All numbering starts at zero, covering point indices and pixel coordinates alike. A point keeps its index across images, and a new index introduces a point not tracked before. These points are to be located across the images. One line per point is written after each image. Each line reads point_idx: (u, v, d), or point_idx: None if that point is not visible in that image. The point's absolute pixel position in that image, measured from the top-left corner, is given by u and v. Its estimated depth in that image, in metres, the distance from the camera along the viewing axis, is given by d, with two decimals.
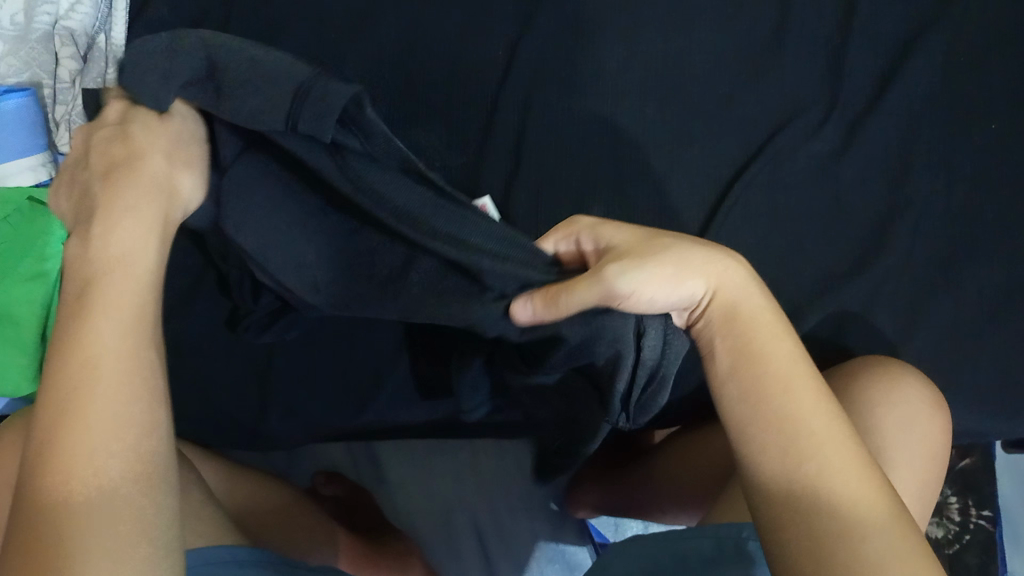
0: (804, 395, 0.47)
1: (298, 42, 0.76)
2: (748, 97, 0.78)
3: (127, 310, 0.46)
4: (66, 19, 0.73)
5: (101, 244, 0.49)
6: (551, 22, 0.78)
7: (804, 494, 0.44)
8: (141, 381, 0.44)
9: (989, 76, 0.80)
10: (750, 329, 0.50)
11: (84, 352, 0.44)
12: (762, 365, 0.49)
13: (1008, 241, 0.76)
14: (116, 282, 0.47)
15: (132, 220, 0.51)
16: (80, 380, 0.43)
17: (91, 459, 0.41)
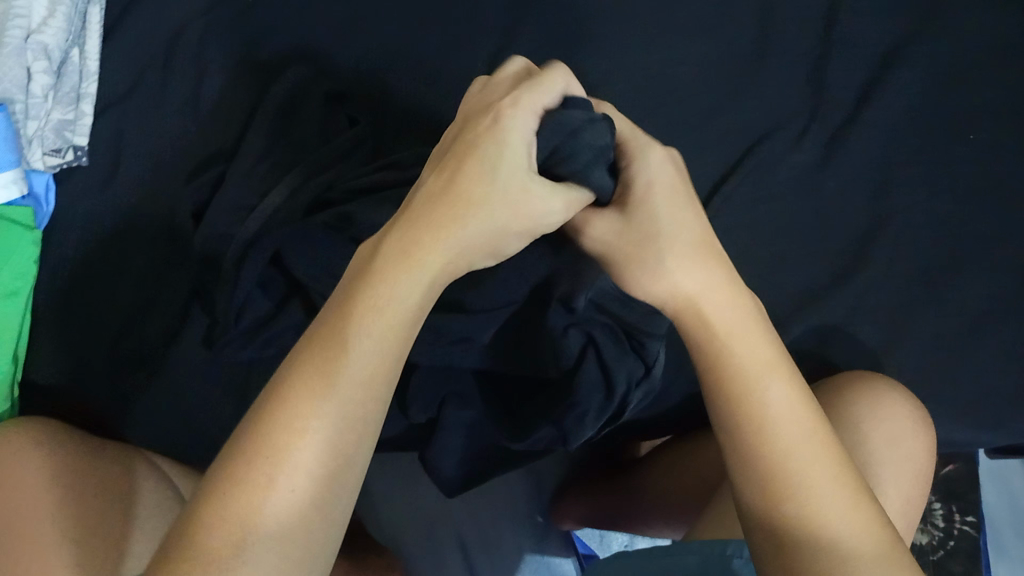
0: (791, 439, 0.45)
1: (277, 57, 0.76)
2: (730, 110, 0.78)
3: (415, 297, 0.44)
4: (39, 33, 0.70)
5: (391, 244, 0.44)
6: (532, 35, 0.77)
7: (786, 541, 0.44)
8: (347, 424, 0.41)
9: (968, 88, 0.80)
10: (727, 361, 0.47)
11: (353, 337, 0.42)
12: (749, 403, 0.46)
13: (990, 254, 0.76)
14: (387, 300, 0.43)
15: (447, 227, 0.44)
16: (310, 401, 0.40)
17: (294, 476, 0.39)
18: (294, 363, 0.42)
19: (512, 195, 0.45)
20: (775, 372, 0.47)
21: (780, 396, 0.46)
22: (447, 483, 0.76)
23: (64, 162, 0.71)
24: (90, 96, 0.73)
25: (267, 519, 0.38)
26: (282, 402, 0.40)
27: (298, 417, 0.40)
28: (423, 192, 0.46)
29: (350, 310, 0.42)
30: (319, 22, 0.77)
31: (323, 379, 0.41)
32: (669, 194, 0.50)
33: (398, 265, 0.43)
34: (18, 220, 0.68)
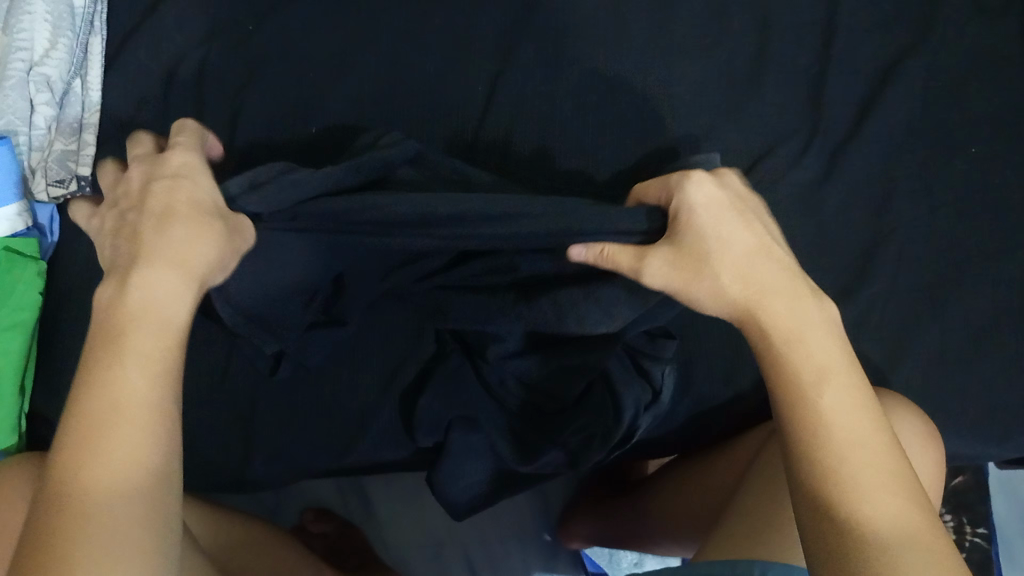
0: (841, 425, 0.44)
1: (277, 85, 0.76)
2: (730, 129, 0.78)
3: (164, 290, 0.46)
4: (40, 65, 0.71)
5: (128, 283, 0.46)
6: (529, 58, 0.78)
7: (834, 518, 0.42)
8: (146, 438, 0.42)
9: (968, 101, 0.80)
10: (790, 358, 0.47)
11: (129, 322, 0.45)
12: (809, 402, 0.45)
13: (992, 266, 0.76)
14: (144, 314, 0.45)
15: (182, 237, 0.48)
16: (99, 429, 0.41)
17: (108, 448, 0.41)
18: (61, 426, 0.42)
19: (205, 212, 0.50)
20: (836, 378, 0.46)
21: (834, 390, 0.45)
22: (452, 508, 0.76)
23: (67, 193, 0.71)
24: (92, 126, 0.74)
25: (99, 498, 0.40)
26: (84, 389, 0.43)
27: (97, 398, 0.42)
28: (148, 231, 0.49)
29: (124, 301, 0.46)
30: (318, 48, 0.77)
31: (110, 358, 0.44)
32: (732, 214, 0.51)
33: (150, 291, 0.46)
34: (21, 251, 0.68)
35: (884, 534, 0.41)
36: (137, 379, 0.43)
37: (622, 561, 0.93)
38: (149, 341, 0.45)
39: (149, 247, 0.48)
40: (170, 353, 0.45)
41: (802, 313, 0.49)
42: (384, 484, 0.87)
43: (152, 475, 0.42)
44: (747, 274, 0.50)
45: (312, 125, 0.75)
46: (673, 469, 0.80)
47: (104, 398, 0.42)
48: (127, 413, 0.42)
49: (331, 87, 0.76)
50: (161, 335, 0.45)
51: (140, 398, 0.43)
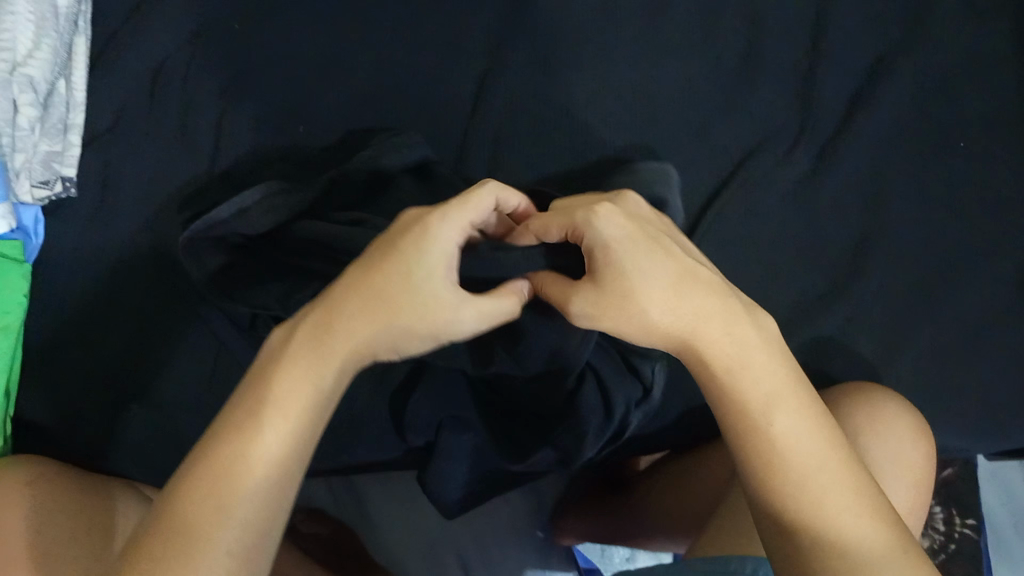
0: (801, 458, 0.46)
1: (265, 84, 0.75)
2: (720, 125, 0.78)
3: (324, 367, 0.47)
4: (25, 66, 0.69)
5: (301, 339, 0.48)
6: (519, 56, 0.77)
7: (804, 545, 0.44)
8: (269, 510, 0.44)
9: (956, 96, 0.80)
10: (737, 392, 0.47)
11: (280, 379, 0.46)
12: (764, 434, 0.46)
13: (982, 261, 0.76)
14: (295, 384, 0.46)
15: (362, 313, 0.49)
16: (224, 479, 0.43)
17: (235, 504, 0.43)
18: (191, 464, 0.44)
19: (425, 300, 0.49)
20: (784, 404, 0.47)
21: (787, 423, 0.46)
22: (447, 509, 0.76)
23: (53, 194, 0.71)
24: (77, 127, 0.73)
25: (212, 547, 0.42)
26: (224, 435, 0.45)
27: (239, 451, 0.44)
28: (341, 290, 0.49)
29: (283, 359, 0.47)
30: (306, 46, 0.77)
31: (259, 412, 0.45)
32: (645, 251, 0.48)
33: (309, 359, 0.47)
34: (7, 254, 0.68)
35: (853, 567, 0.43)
36: (280, 442, 0.45)
37: (614, 555, 0.94)
38: (298, 403, 0.46)
39: (325, 313, 0.49)
40: (316, 427, 0.47)
41: (741, 343, 0.48)
42: (376, 484, 0.86)
43: (262, 537, 0.44)
44: (679, 312, 0.48)
45: (301, 125, 0.75)
46: (664, 464, 0.80)
47: (247, 453, 0.44)
48: (258, 476, 0.44)
49: (320, 86, 0.76)
50: (312, 402, 0.46)
51: (276, 463, 0.44)
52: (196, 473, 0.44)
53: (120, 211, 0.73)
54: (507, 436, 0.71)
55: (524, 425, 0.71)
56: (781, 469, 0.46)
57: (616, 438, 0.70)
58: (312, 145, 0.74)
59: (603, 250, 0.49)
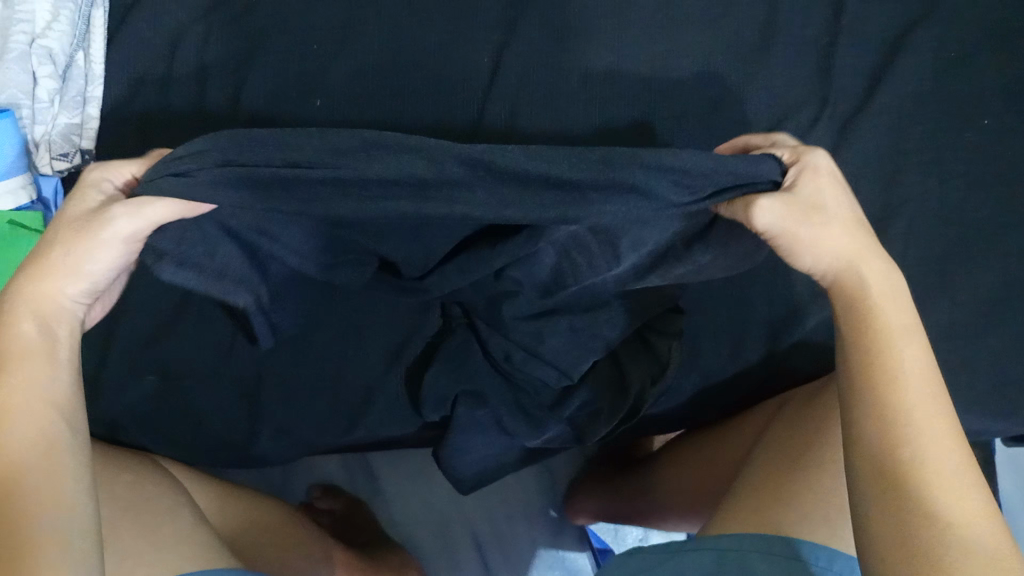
0: (918, 376, 0.47)
1: (281, 57, 0.75)
2: (737, 101, 0.77)
3: (41, 326, 0.52)
4: (43, 39, 0.71)
5: (12, 317, 0.51)
6: (535, 30, 0.77)
7: (890, 449, 0.44)
8: (53, 437, 0.48)
9: (979, 73, 0.79)
10: (873, 311, 0.49)
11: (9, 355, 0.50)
12: (880, 349, 0.47)
13: (1002, 241, 0.75)
14: (22, 344, 0.50)
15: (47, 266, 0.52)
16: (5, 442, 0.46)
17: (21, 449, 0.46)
18: None
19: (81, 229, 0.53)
20: (913, 334, 0.49)
21: (913, 351, 0.48)
22: (460, 482, 0.76)
23: (71, 166, 0.72)
24: (96, 100, 0.74)
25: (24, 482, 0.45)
26: None
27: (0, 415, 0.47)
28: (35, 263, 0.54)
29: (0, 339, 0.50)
30: (322, 20, 0.77)
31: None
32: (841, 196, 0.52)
33: (25, 321, 0.51)
34: (24, 225, 0.67)
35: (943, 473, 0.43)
36: (31, 392, 0.49)
37: (628, 536, 0.90)
38: (32, 361, 0.50)
39: (31, 287, 0.52)
40: (63, 369, 0.51)
41: (887, 280, 0.51)
42: (390, 460, 0.87)
43: (62, 460, 0.47)
44: (850, 237, 0.51)
45: (316, 98, 0.75)
46: (678, 444, 0.80)
47: (10, 413, 0.47)
48: (28, 417, 0.47)
49: (336, 60, 0.76)
50: (43, 356, 0.51)
51: (37, 406, 0.48)
52: None
53: None
54: (520, 411, 0.70)
55: (540, 400, 0.70)
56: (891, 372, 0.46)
57: (632, 413, 0.70)
58: (327, 119, 0.74)
59: (809, 180, 0.51)
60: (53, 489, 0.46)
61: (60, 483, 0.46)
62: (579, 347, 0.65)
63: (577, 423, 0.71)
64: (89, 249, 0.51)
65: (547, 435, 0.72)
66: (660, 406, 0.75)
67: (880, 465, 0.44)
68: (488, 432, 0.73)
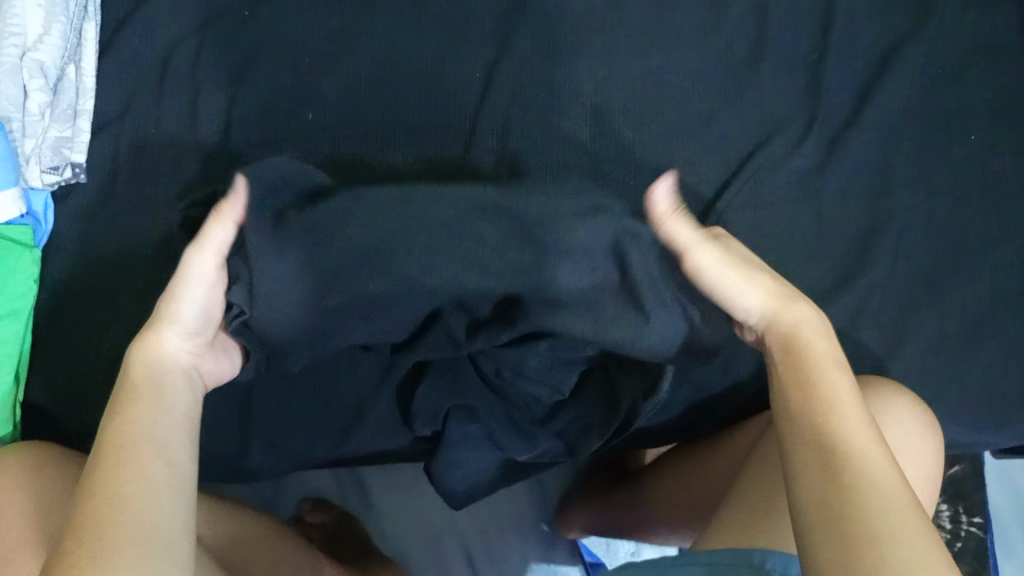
0: (848, 407, 0.48)
1: (274, 71, 0.75)
2: (728, 115, 0.77)
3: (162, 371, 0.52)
4: (34, 51, 0.70)
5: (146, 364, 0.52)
6: (526, 46, 0.77)
7: (822, 478, 0.45)
8: (180, 471, 0.48)
9: (966, 89, 0.80)
10: (804, 354, 0.51)
11: (163, 413, 0.50)
12: (809, 388, 0.49)
13: (990, 255, 0.76)
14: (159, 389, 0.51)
15: (168, 312, 0.54)
16: (131, 475, 0.45)
17: (142, 479, 0.46)
18: (85, 489, 0.45)
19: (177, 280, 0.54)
20: (840, 368, 0.51)
21: (844, 384, 0.50)
22: (452, 497, 0.76)
23: (62, 179, 0.71)
24: (87, 113, 0.74)
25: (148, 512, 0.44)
26: (113, 449, 0.47)
27: (140, 445, 0.47)
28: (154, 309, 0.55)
29: (148, 388, 0.51)
30: (315, 34, 0.77)
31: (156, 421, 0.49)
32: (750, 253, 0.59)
33: (161, 369, 0.52)
34: (13, 239, 0.68)
35: (873, 490, 0.43)
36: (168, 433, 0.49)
37: (620, 549, 0.91)
38: (158, 405, 0.50)
39: (150, 336, 0.54)
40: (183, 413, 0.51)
41: (818, 324, 0.54)
42: (381, 474, 0.87)
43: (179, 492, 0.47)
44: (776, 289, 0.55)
45: (309, 113, 0.75)
46: (672, 456, 0.80)
47: (138, 444, 0.47)
48: (169, 450, 0.48)
49: (329, 73, 0.76)
50: (170, 397, 0.51)
51: (162, 443, 0.48)
52: (99, 486, 0.45)
53: (126, 194, 0.72)
54: (511, 423, 0.70)
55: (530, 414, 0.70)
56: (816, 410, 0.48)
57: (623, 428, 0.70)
58: (320, 132, 0.74)
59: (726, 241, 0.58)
60: (154, 497, 0.45)
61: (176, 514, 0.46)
62: (566, 361, 0.65)
63: (568, 436, 0.72)
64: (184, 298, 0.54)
65: (539, 450, 0.72)
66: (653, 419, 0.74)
67: (817, 492, 0.44)
68: (480, 446, 0.72)
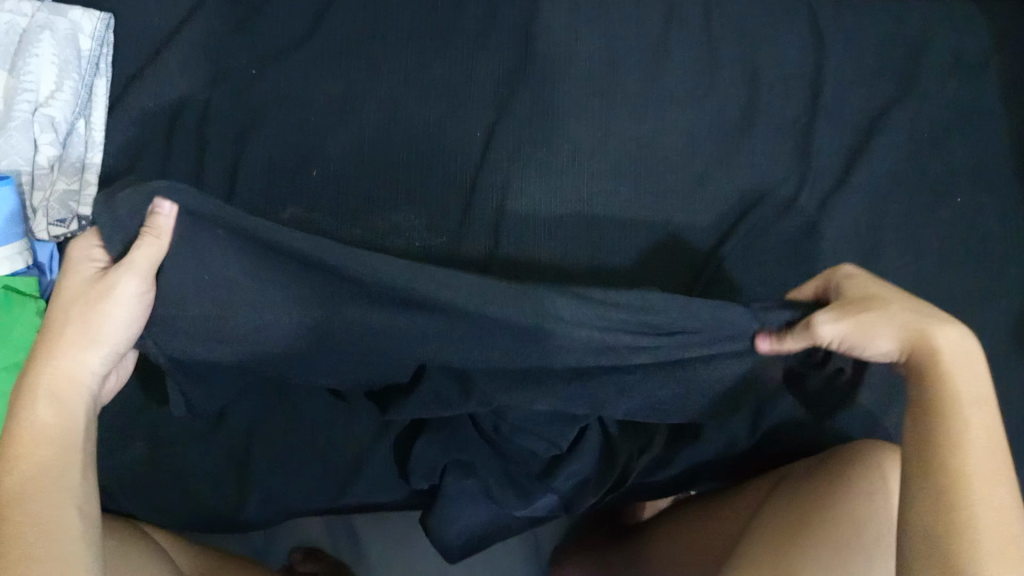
0: (983, 453, 0.46)
1: (280, 128, 0.77)
2: (722, 176, 0.79)
3: (55, 400, 0.55)
4: (46, 107, 0.73)
5: (40, 398, 0.55)
6: (526, 107, 0.79)
7: (946, 529, 0.44)
8: (81, 500, 0.53)
9: (951, 155, 0.82)
10: (947, 391, 0.49)
11: (62, 437, 0.54)
12: (949, 428, 0.47)
13: (977, 314, 0.77)
14: (52, 420, 0.54)
15: (74, 345, 0.56)
16: (27, 506, 0.50)
17: (41, 510, 0.50)
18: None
19: (102, 310, 0.56)
20: (981, 408, 0.48)
21: (981, 427, 0.47)
22: (448, 552, 0.76)
23: (68, 232, 0.72)
24: (95, 166, 0.75)
25: (51, 542, 0.49)
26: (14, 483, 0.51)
27: (38, 478, 0.52)
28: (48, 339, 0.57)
29: (41, 415, 0.54)
30: (321, 93, 0.79)
31: (58, 451, 0.53)
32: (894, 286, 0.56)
33: (61, 400, 0.55)
34: (20, 291, 0.68)
35: (998, 553, 0.42)
36: (74, 460, 0.54)
37: None
38: (62, 433, 0.54)
39: (54, 369, 0.56)
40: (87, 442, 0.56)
41: (963, 357, 0.51)
42: (374, 525, 0.86)
43: (83, 517, 0.52)
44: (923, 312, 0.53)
45: (312, 169, 0.76)
46: (671, 515, 0.80)
47: (36, 478, 0.52)
48: (69, 478, 0.53)
49: (333, 131, 0.78)
50: (76, 425, 0.55)
51: (66, 472, 0.53)
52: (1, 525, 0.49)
53: None
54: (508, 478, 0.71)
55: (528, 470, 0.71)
56: (949, 452, 0.46)
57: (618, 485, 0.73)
58: (320, 188, 0.76)
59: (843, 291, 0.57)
60: (43, 535, 0.49)
61: (76, 541, 0.51)
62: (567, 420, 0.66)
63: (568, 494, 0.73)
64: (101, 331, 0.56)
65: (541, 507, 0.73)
66: (650, 476, 0.75)
67: (937, 545, 0.44)
68: (475, 499, 0.73)
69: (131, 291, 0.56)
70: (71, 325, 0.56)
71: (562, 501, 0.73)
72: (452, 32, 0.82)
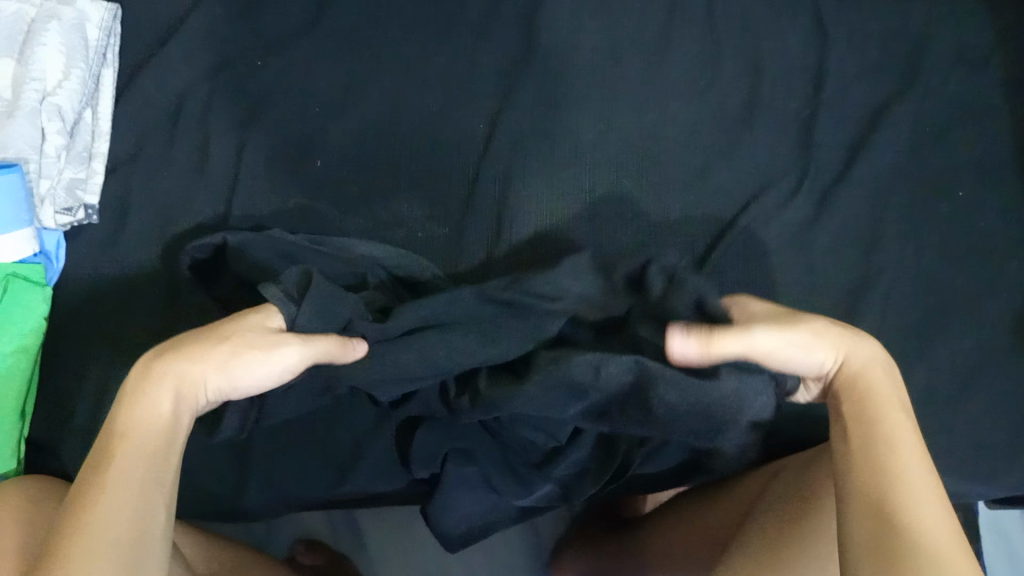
0: (906, 447, 0.51)
1: (285, 119, 0.78)
2: (722, 169, 0.80)
3: (173, 394, 0.52)
4: (53, 95, 0.73)
5: (163, 388, 0.52)
6: (529, 99, 0.80)
7: (877, 509, 0.47)
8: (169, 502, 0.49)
9: (952, 149, 0.82)
10: (870, 398, 0.54)
11: (168, 429, 0.51)
12: (873, 428, 0.52)
13: (979, 308, 0.77)
14: (163, 412, 0.51)
15: (216, 367, 0.53)
16: (122, 484, 0.47)
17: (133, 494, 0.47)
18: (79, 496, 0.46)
19: (262, 352, 0.54)
20: (898, 410, 0.53)
21: (902, 426, 0.52)
22: (447, 539, 0.75)
23: (75, 220, 0.74)
24: (101, 156, 0.76)
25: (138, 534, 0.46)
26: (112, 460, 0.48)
27: (134, 461, 0.48)
28: (193, 343, 0.54)
29: (155, 403, 0.51)
30: (325, 84, 0.80)
31: (160, 443, 0.50)
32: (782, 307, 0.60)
33: (178, 397, 0.52)
34: (27, 277, 0.69)
35: (923, 526, 0.46)
36: (172, 458, 0.50)
37: None
38: (167, 427, 0.51)
39: (183, 369, 0.53)
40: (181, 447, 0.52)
41: (879, 371, 0.56)
42: (374, 517, 0.86)
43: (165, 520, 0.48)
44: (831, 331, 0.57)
45: (316, 160, 0.77)
46: (671, 506, 0.80)
47: (135, 460, 0.48)
48: (162, 474, 0.49)
49: (337, 123, 0.78)
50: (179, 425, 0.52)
51: (163, 465, 0.50)
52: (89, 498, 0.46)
53: (136, 235, 0.75)
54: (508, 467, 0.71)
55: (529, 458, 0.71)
56: (876, 448, 0.50)
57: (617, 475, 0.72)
58: (323, 178, 0.76)
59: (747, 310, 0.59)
60: (133, 523, 0.46)
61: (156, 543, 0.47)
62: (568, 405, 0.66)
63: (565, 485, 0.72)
64: (248, 373, 0.54)
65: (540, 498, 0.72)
66: (651, 466, 0.75)
67: (869, 523, 0.47)
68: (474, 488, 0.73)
69: (296, 357, 0.55)
70: (223, 346, 0.54)
71: (560, 492, 0.72)
72: (456, 25, 0.82)
